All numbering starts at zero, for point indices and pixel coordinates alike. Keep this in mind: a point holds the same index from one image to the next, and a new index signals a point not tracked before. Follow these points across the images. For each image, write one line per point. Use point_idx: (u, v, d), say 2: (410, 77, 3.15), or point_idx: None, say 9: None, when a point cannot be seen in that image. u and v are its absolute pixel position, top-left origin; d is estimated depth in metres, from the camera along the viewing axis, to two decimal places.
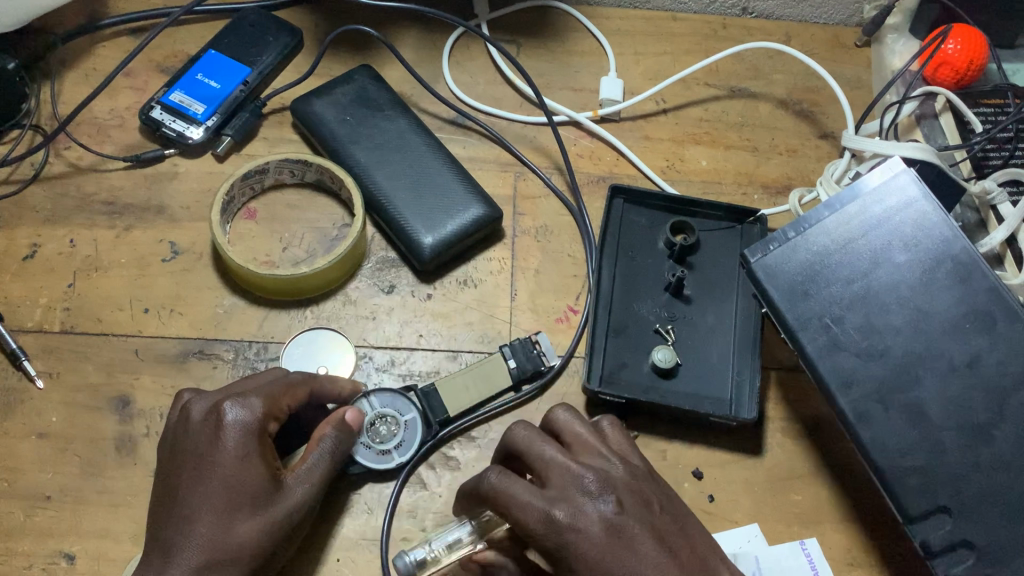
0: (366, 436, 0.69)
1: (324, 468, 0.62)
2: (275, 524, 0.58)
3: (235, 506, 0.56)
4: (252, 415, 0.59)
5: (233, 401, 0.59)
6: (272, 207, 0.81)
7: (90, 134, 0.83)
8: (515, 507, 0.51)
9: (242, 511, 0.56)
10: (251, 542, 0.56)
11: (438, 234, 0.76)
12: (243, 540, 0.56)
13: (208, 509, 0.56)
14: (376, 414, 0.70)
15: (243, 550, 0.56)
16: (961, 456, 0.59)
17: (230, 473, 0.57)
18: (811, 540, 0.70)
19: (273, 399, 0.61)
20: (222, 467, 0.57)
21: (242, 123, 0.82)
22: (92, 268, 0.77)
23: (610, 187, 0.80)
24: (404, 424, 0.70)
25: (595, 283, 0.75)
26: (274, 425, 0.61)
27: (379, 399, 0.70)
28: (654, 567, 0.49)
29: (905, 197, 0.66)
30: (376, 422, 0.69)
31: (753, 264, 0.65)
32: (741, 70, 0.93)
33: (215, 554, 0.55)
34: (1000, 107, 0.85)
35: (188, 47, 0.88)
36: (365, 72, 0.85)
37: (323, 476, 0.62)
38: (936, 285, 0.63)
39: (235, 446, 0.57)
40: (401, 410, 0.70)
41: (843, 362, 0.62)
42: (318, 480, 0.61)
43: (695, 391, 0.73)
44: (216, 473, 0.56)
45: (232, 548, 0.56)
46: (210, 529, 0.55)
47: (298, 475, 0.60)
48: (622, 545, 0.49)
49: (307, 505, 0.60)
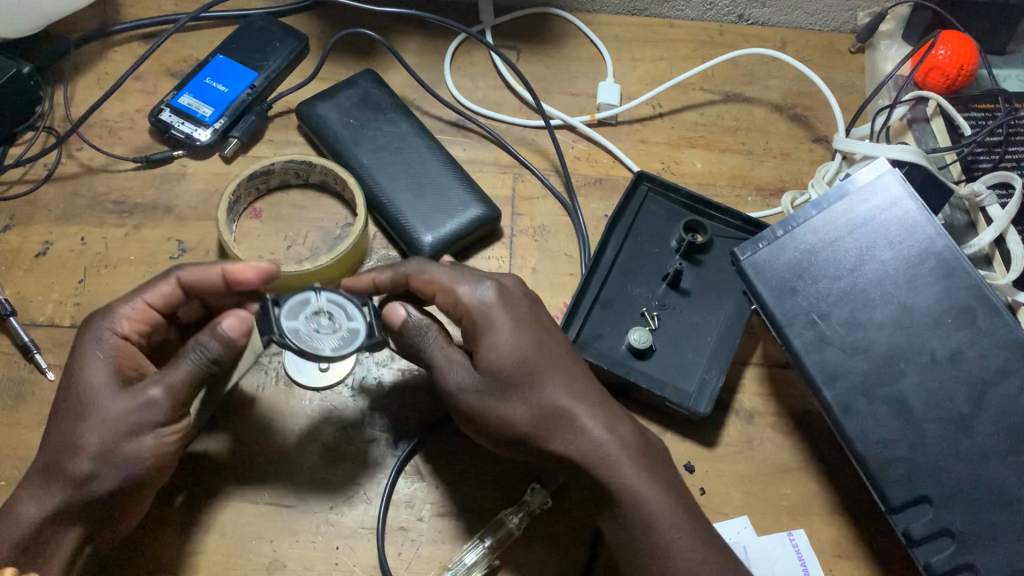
0: (304, 327, 0.57)
1: (190, 365, 0.59)
2: (116, 423, 0.58)
3: (78, 408, 0.58)
4: (107, 330, 0.62)
5: (89, 317, 0.63)
6: (278, 207, 0.83)
7: (102, 136, 0.86)
8: (458, 285, 0.65)
9: (80, 415, 0.58)
10: (90, 444, 0.57)
11: (438, 233, 0.79)
12: (81, 442, 0.57)
13: (60, 416, 0.59)
14: (319, 308, 0.59)
15: (78, 449, 0.57)
16: (942, 447, 0.60)
17: (72, 381, 0.59)
18: (800, 532, 0.71)
19: (133, 311, 0.64)
20: (74, 376, 0.60)
21: (249, 125, 0.85)
22: (102, 265, 0.79)
23: (638, 172, 0.83)
24: (347, 326, 0.59)
25: (594, 258, 0.78)
26: (135, 335, 0.64)
27: (336, 296, 0.60)
28: (542, 334, 0.65)
29: (891, 197, 0.67)
30: (319, 316, 0.58)
31: (742, 261, 0.67)
32: (736, 75, 0.95)
33: (54, 454, 0.58)
34: (990, 111, 0.87)
35: (197, 52, 0.91)
36: (368, 77, 0.87)
37: (187, 374, 0.59)
38: (919, 281, 0.65)
39: (84, 354, 0.60)
40: (349, 314, 0.60)
41: (829, 357, 0.63)
42: (177, 379, 0.59)
43: (664, 376, 0.75)
44: (70, 384, 0.60)
45: (69, 450, 0.57)
46: (60, 434, 0.58)
47: (159, 373, 0.59)
48: (529, 318, 0.65)
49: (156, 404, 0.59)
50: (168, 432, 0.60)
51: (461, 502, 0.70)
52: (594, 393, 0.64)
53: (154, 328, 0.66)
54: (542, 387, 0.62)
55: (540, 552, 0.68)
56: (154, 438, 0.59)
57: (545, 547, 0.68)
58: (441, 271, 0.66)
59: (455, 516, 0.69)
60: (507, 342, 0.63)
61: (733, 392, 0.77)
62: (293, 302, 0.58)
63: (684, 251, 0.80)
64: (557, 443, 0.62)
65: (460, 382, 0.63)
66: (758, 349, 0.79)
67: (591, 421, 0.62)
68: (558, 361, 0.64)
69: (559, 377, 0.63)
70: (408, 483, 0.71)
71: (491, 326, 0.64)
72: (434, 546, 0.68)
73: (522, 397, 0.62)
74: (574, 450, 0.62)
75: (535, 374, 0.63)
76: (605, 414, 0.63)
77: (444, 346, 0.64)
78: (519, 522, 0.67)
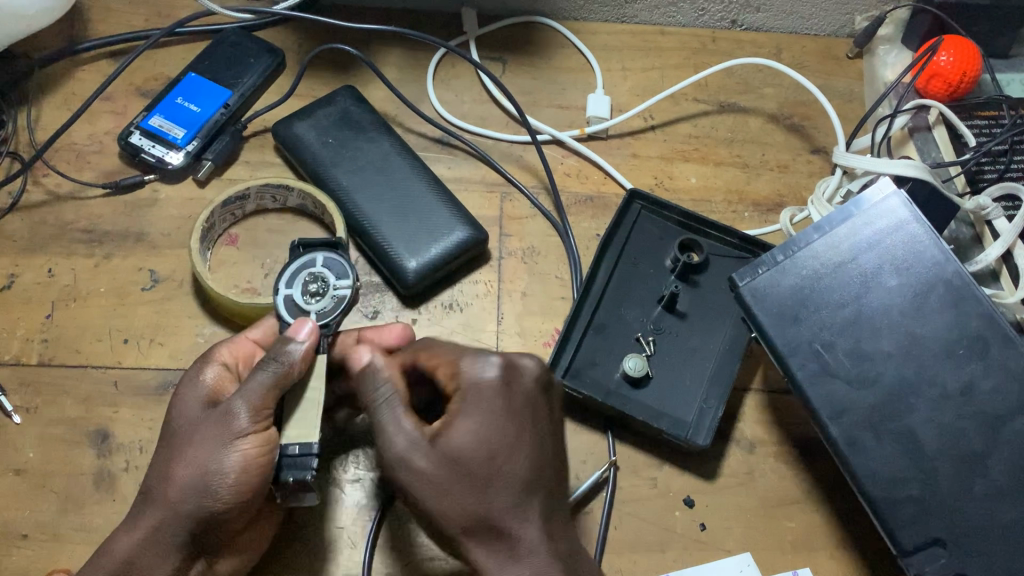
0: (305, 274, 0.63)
1: (263, 375, 0.55)
2: (201, 442, 0.55)
3: (170, 437, 0.57)
4: (208, 363, 0.60)
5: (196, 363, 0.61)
6: (254, 232, 0.79)
7: (69, 161, 0.82)
8: (468, 357, 0.59)
9: (175, 440, 0.56)
10: (178, 467, 0.55)
11: (422, 258, 0.75)
12: (172, 468, 0.55)
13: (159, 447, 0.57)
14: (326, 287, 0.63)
15: (170, 476, 0.55)
16: (955, 487, 0.57)
17: (172, 418, 0.58)
18: (806, 568, 0.68)
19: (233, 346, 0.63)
20: (171, 412, 0.58)
21: (223, 147, 0.81)
22: (71, 298, 0.75)
23: (630, 191, 0.80)
24: (310, 307, 0.61)
25: (585, 281, 0.75)
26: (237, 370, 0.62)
27: (345, 299, 0.62)
28: (515, 437, 0.56)
29: (896, 220, 0.64)
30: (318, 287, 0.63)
31: (742, 287, 0.63)
32: (730, 84, 0.92)
33: (156, 487, 0.55)
34: (994, 119, 0.83)
35: (169, 70, 0.87)
36: (346, 93, 0.84)
37: (262, 383, 0.55)
38: (927, 310, 0.62)
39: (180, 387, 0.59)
40: (325, 308, 0.62)
41: (834, 389, 0.60)
42: (256, 387, 0.55)
43: (661, 405, 0.72)
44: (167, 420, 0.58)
45: (163, 479, 0.55)
46: (156, 464, 0.56)
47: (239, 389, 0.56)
48: (514, 414, 0.57)
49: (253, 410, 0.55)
50: (253, 441, 0.55)
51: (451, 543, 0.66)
52: (548, 528, 0.56)
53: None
54: (497, 495, 0.54)
55: None
56: (236, 448, 0.55)
57: None
58: (456, 346, 0.61)
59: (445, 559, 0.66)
60: (474, 428, 0.55)
61: (733, 420, 0.73)
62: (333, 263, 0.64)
63: (679, 272, 0.77)
64: (485, 556, 0.54)
65: (407, 448, 0.55)
66: (758, 374, 0.75)
67: (523, 557, 0.54)
68: (532, 470, 0.56)
69: (514, 487, 0.55)
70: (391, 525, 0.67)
71: (474, 403, 0.57)
72: None
73: (466, 491, 0.54)
74: (501, 574, 0.54)
75: (490, 476, 0.54)
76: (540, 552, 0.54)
77: (399, 408, 0.57)
78: None
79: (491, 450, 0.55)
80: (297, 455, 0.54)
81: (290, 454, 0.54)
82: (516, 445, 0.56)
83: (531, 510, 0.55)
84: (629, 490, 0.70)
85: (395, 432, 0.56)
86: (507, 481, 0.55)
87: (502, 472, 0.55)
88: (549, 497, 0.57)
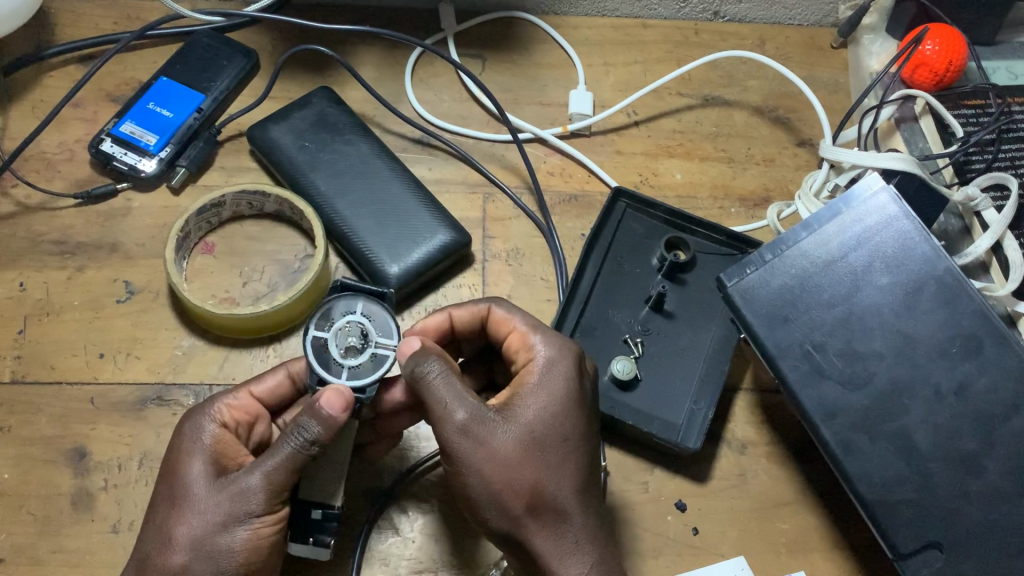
0: (344, 322, 0.58)
1: (289, 450, 0.53)
2: (209, 510, 0.52)
3: (172, 499, 0.53)
4: (209, 418, 0.57)
5: (189, 415, 0.57)
6: (231, 240, 0.77)
7: (39, 170, 0.80)
8: (537, 333, 0.60)
9: (178, 503, 0.52)
10: (182, 537, 0.51)
11: (404, 263, 0.73)
12: (175, 535, 0.51)
13: (157, 506, 0.53)
14: (367, 342, 0.58)
15: (173, 544, 0.51)
16: (950, 488, 0.56)
17: (170, 478, 0.54)
18: (801, 570, 0.67)
19: (237, 400, 0.60)
20: (169, 471, 0.54)
21: (198, 153, 0.79)
22: (44, 312, 0.74)
23: (614, 188, 0.78)
24: (345, 363, 0.57)
25: (571, 283, 0.74)
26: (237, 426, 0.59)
27: (386, 360, 0.58)
28: (578, 422, 0.57)
29: (885, 216, 0.63)
30: (358, 341, 0.58)
31: (730, 288, 0.62)
32: (714, 78, 0.90)
33: (154, 554, 0.52)
34: (981, 108, 0.82)
35: (140, 74, 0.85)
36: (323, 95, 0.82)
37: (286, 459, 0.53)
38: (919, 308, 0.60)
39: (182, 441, 0.56)
40: (364, 366, 0.57)
41: (825, 392, 0.59)
42: (278, 464, 0.52)
43: (651, 408, 0.71)
44: (165, 476, 0.55)
45: (163, 546, 0.52)
46: (155, 527, 0.53)
47: (256, 460, 0.53)
48: (578, 399, 0.58)
49: (275, 490, 0.52)
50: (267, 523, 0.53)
51: (438, 558, 0.66)
52: (600, 515, 0.57)
53: (260, 421, 0.62)
54: (567, 477, 0.55)
55: None
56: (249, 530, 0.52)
57: None
58: (528, 318, 0.62)
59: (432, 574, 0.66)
60: (547, 409, 0.56)
61: (724, 421, 0.72)
62: (376, 317, 0.59)
63: (667, 272, 0.75)
64: (546, 537, 0.54)
65: (471, 421, 0.54)
66: (748, 374, 0.74)
67: (584, 540, 0.55)
68: (588, 458, 0.58)
69: (578, 470, 0.56)
70: (378, 536, 0.66)
71: (546, 381, 0.58)
72: None
73: (539, 470, 0.55)
74: (562, 556, 0.54)
75: (560, 457, 0.56)
76: (595, 535, 0.56)
77: (456, 382, 0.55)
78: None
79: (562, 433, 0.56)
80: (319, 519, 0.57)
81: (313, 519, 0.57)
82: (579, 430, 0.57)
83: (590, 495, 0.57)
84: (622, 496, 0.69)
85: (457, 403, 0.54)
86: (572, 464, 0.56)
87: (569, 454, 0.56)
88: (597, 484, 0.58)
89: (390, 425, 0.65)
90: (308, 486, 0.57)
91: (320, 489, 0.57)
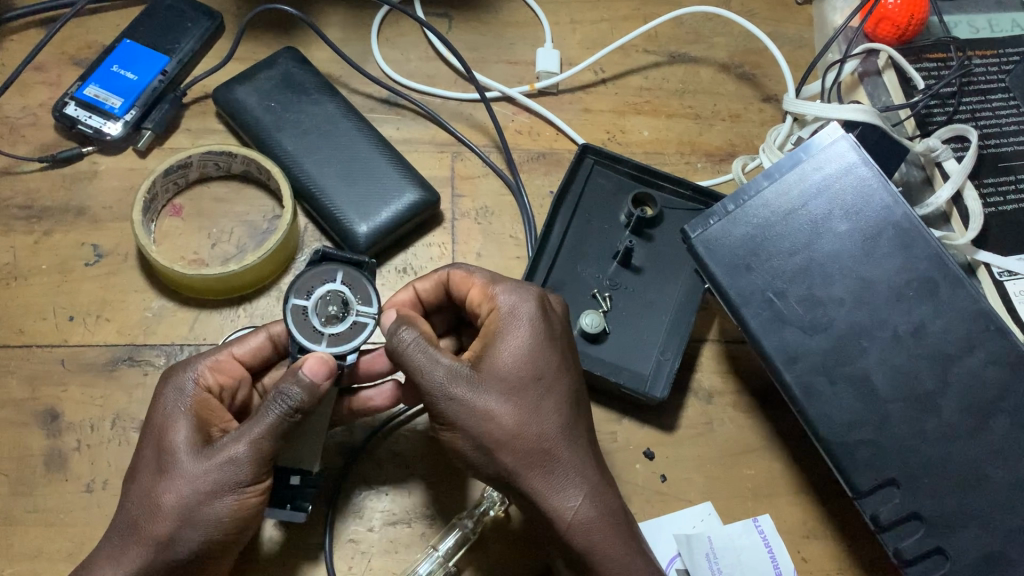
0: (326, 291, 0.58)
1: (273, 417, 0.52)
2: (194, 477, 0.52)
3: (157, 466, 0.52)
4: (191, 383, 0.57)
5: (170, 380, 0.57)
6: (199, 202, 0.77)
7: (2, 135, 0.79)
8: (501, 285, 0.61)
9: (164, 471, 0.52)
10: (169, 506, 0.51)
11: (373, 222, 0.74)
12: (161, 504, 0.51)
13: (142, 472, 0.53)
14: (347, 311, 0.58)
15: (160, 512, 0.51)
16: (907, 426, 0.58)
17: (154, 444, 0.54)
18: (766, 514, 0.69)
19: (218, 364, 0.60)
20: (153, 437, 0.54)
21: (163, 115, 0.79)
22: (11, 277, 0.73)
23: (581, 145, 0.78)
24: (327, 331, 0.57)
25: (539, 240, 0.74)
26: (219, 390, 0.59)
27: (365, 328, 0.58)
28: (555, 361, 0.58)
29: (845, 164, 0.64)
30: (339, 310, 0.58)
31: (694, 239, 0.63)
32: (680, 35, 0.90)
33: (140, 519, 0.52)
34: (942, 62, 0.83)
35: (103, 37, 0.84)
36: (289, 55, 0.81)
37: (270, 427, 0.52)
38: (878, 253, 0.62)
39: (166, 407, 0.55)
40: (345, 334, 0.57)
41: (787, 337, 0.60)
42: (262, 431, 0.52)
43: (620, 360, 0.72)
44: (149, 442, 0.54)
45: (150, 513, 0.51)
46: (140, 494, 0.52)
47: (240, 428, 0.52)
48: (550, 338, 0.59)
49: (261, 455, 0.52)
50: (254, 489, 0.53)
51: (413, 510, 0.67)
52: (590, 450, 0.58)
53: (242, 386, 0.62)
54: (552, 415, 0.56)
55: (496, 552, 0.66)
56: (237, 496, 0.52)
57: (503, 548, 0.66)
58: (488, 273, 0.63)
59: (408, 524, 0.67)
60: (522, 351, 0.57)
61: (691, 371, 0.74)
62: (358, 284, 0.58)
63: (634, 227, 0.76)
64: (538, 480, 0.55)
65: (449, 380, 0.54)
66: (714, 325, 0.76)
67: (575, 472, 0.56)
68: (571, 396, 0.58)
69: (561, 405, 0.57)
70: (352, 489, 0.67)
71: (516, 327, 0.58)
72: (387, 557, 0.66)
73: (522, 413, 0.55)
74: (556, 498, 0.55)
75: (540, 397, 0.56)
76: (587, 467, 0.57)
77: (431, 346, 0.56)
78: (475, 526, 0.66)
79: (539, 372, 0.57)
80: (298, 486, 0.58)
81: (291, 486, 0.58)
82: (555, 369, 0.58)
83: (578, 432, 0.58)
84: None
85: (435, 365, 0.55)
86: (554, 400, 0.57)
87: (549, 393, 0.57)
88: (586, 422, 0.59)
89: (364, 402, 0.65)
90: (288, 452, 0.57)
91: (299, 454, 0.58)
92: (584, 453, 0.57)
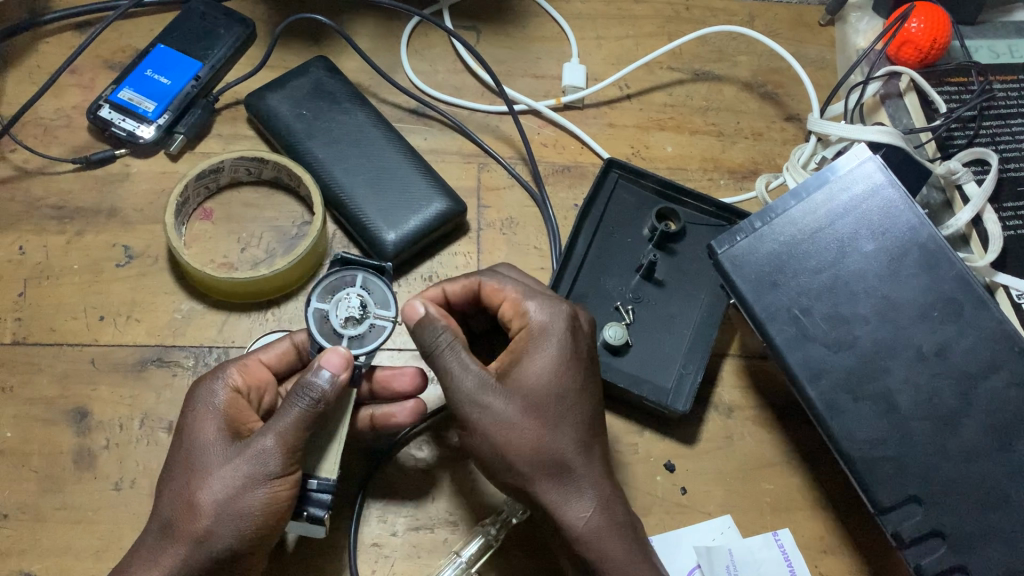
0: (345, 295, 0.59)
1: (298, 410, 0.53)
2: (227, 475, 0.52)
3: (190, 467, 0.53)
4: (218, 385, 0.58)
5: (197, 384, 0.58)
6: (229, 206, 0.78)
7: (37, 136, 0.80)
8: (531, 300, 0.62)
9: (195, 470, 0.53)
10: (205, 502, 0.51)
11: (401, 230, 0.75)
12: (196, 501, 0.52)
13: (172, 475, 0.54)
14: (366, 314, 0.59)
15: (197, 508, 0.51)
16: (930, 444, 0.59)
17: (184, 445, 0.54)
18: (784, 528, 0.70)
19: (244, 367, 0.61)
20: (183, 440, 0.55)
21: (194, 120, 0.80)
22: (43, 275, 0.74)
23: (606, 160, 0.79)
24: (345, 334, 0.58)
25: (564, 251, 0.75)
26: (246, 391, 0.60)
27: (384, 331, 0.58)
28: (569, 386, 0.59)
29: (872, 185, 0.65)
30: (359, 313, 0.58)
31: (720, 255, 0.64)
32: (704, 53, 0.92)
33: (175, 518, 0.52)
34: (963, 85, 0.84)
35: (137, 42, 0.85)
36: (320, 64, 0.83)
37: (297, 419, 0.53)
38: (903, 274, 0.63)
39: (193, 411, 0.56)
40: (363, 337, 0.58)
41: (812, 352, 0.61)
42: (288, 424, 0.53)
43: (641, 372, 0.73)
44: (178, 445, 0.55)
45: (185, 511, 0.52)
46: (173, 495, 0.53)
47: (267, 423, 0.53)
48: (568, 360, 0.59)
49: (292, 449, 0.53)
50: (284, 485, 0.53)
51: (436, 516, 0.68)
52: (605, 466, 0.59)
53: (268, 390, 0.63)
54: (572, 434, 0.58)
55: (519, 561, 0.67)
56: (269, 490, 0.52)
57: (524, 556, 0.67)
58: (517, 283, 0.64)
59: (430, 530, 0.68)
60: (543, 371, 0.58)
61: (712, 386, 0.75)
62: (376, 291, 0.60)
63: (658, 241, 0.77)
64: (553, 489, 0.57)
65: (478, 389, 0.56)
66: (733, 340, 0.76)
67: (595, 485, 0.58)
68: (591, 415, 0.59)
69: (580, 428, 0.58)
70: (376, 493, 0.68)
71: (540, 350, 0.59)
72: (410, 561, 0.66)
73: (542, 429, 0.57)
74: (572, 509, 0.57)
75: (562, 411, 0.58)
76: (603, 485, 0.58)
77: (464, 352, 0.57)
78: (498, 533, 0.66)
79: (552, 398, 0.58)
80: (314, 491, 0.55)
81: (309, 490, 0.55)
82: (569, 391, 0.58)
83: (596, 448, 0.59)
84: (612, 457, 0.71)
85: (464, 372, 0.56)
86: (570, 423, 0.58)
87: (565, 414, 0.58)
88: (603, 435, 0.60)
89: (385, 417, 0.67)
90: (308, 452, 0.56)
91: (316, 458, 0.56)
92: (599, 471, 0.58)
